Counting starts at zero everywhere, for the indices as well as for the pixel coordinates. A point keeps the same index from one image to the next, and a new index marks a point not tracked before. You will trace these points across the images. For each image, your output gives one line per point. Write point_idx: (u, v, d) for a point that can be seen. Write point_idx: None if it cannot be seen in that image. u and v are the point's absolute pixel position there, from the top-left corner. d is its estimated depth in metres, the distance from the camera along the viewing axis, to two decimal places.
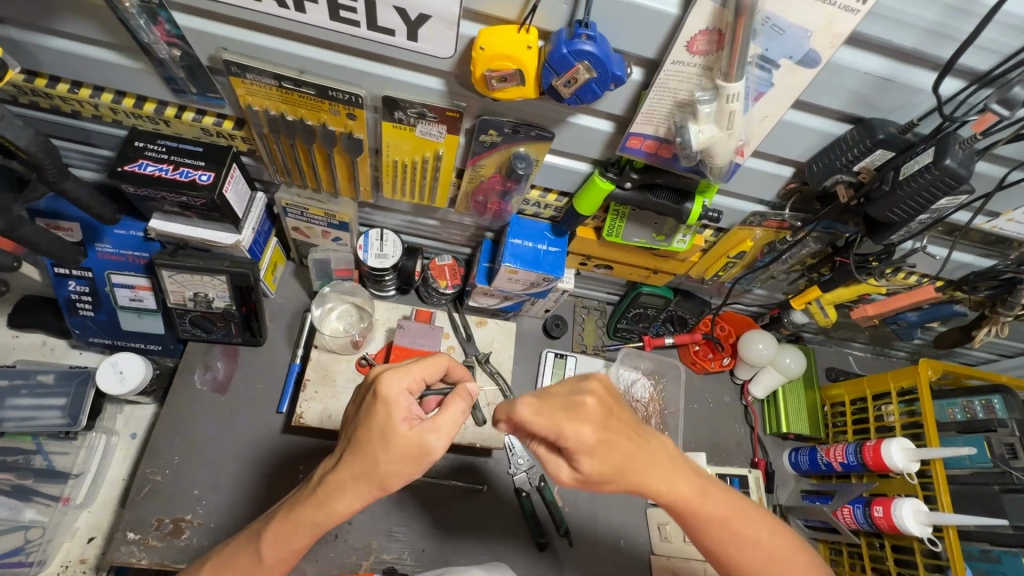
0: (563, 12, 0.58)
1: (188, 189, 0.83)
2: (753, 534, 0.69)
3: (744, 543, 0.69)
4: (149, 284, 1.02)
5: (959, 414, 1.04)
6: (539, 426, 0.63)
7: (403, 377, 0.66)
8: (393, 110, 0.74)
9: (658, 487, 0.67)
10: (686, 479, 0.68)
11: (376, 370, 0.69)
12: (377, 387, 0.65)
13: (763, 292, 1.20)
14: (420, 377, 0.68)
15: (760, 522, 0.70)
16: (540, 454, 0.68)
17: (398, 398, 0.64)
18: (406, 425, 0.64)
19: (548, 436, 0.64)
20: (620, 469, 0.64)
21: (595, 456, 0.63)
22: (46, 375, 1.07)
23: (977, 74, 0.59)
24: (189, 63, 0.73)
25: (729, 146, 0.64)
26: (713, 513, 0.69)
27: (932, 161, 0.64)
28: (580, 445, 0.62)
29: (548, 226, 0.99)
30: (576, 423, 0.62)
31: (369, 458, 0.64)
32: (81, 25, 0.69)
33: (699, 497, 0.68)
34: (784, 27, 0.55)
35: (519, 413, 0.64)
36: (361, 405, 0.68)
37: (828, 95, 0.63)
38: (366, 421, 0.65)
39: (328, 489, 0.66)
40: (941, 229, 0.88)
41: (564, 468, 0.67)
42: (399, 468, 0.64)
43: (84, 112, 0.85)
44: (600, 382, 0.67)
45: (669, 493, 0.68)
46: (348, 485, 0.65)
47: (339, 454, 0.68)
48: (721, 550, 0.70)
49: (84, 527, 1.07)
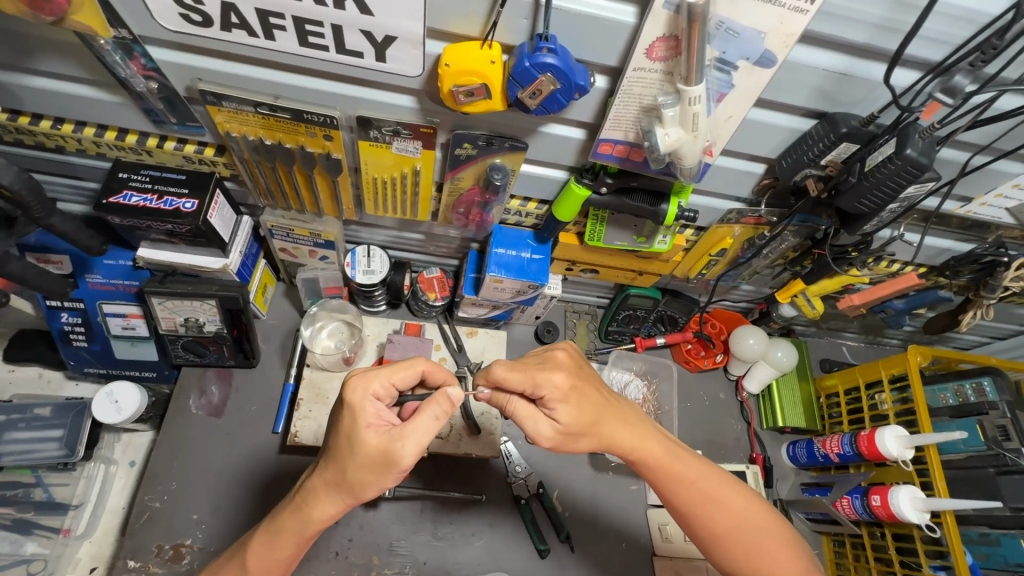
0: (524, 27, 0.60)
1: (173, 216, 0.84)
2: (722, 499, 0.76)
3: (714, 508, 0.76)
4: (141, 311, 1.03)
5: (951, 399, 1.05)
6: (516, 381, 0.70)
7: (377, 383, 0.67)
8: (368, 129, 0.76)
9: (626, 443, 0.75)
10: (652, 442, 0.76)
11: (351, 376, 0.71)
12: (344, 396, 0.66)
13: (751, 287, 1.21)
14: (389, 383, 0.69)
15: (729, 488, 0.77)
16: (519, 415, 0.72)
17: (365, 404, 0.66)
18: (374, 432, 0.65)
19: (524, 391, 0.71)
20: (591, 421, 0.72)
21: (569, 405, 0.71)
22: (43, 408, 1.07)
23: (932, 64, 0.61)
24: (167, 94, 0.74)
25: (696, 148, 0.65)
26: (682, 474, 0.76)
27: (895, 151, 0.66)
28: (554, 393, 0.70)
29: (530, 233, 1.00)
30: (548, 373, 0.71)
31: (335, 461, 0.66)
32: (60, 64, 0.71)
33: (668, 457, 0.76)
34: (738, 30, 0.57)
35: (498, 374, 0.71)
36: (333, 414, 0.69)
37: (791, 93, 0.65)
38: (336, 428, 0.67)
39: (304, 497, 0.69)
40: (916, 217, 0.89)
41: (546, 427, 0.72)
42: (367, 475, 0.65)
43: (68, 146, 0.86)
44: (566, 355, 0.75)
45: (640, 451, 0.76)
46: (320, 493, 0.68)
47: (316, 463, 0.71)
48: (688, 512, 0.77)
49: (86, 557, 1.06)
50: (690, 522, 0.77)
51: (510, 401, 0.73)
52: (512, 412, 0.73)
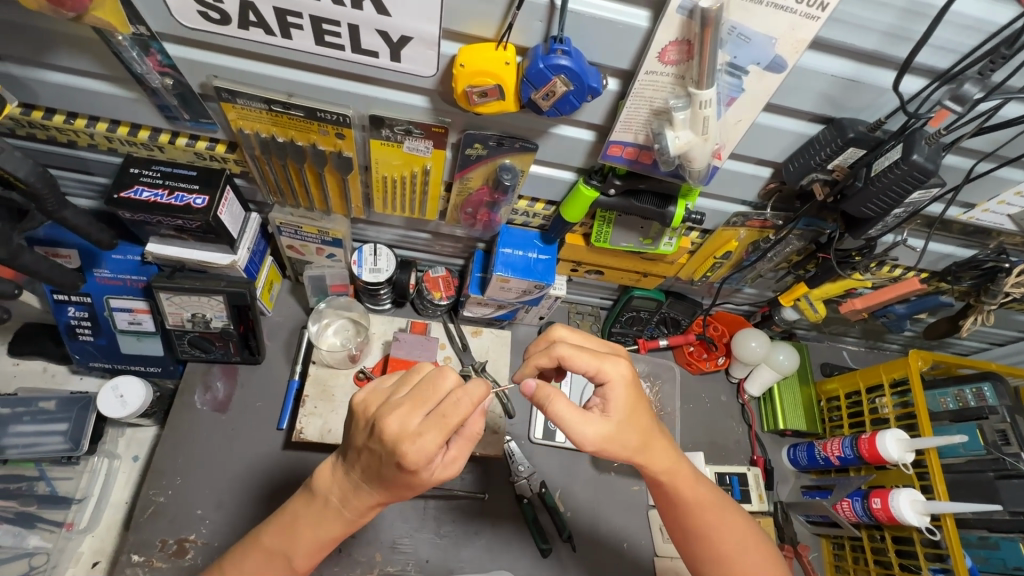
0: (539, 29, 0.61)
1: (183, 212, 0.85)
2: (727, 524, 0.80)
3: (720, 529, 0.79)
4: (148, 306, 1.04)
5: (952, 404, 1.06)
6: (582, 361, 0.74)
7: (461, 453, 0.70)
8: (380, 128, 0.77)
9: (654, 462, 0.76)
10: (682, 463, 0.79)
11: (422, 462, 0.63)
12: (425, 477, 0.66)
13: (753, 290, 1.22)
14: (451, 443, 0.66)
15: (732, 514, 0.81)
16: (568, 414, 0.69)
17: (454, 471, 0.70)
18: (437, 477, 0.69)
19: (588, 373, 0.74)
20: (623, 427, 0.72)
21: (625, 401, 0.73)
22: (48, 402, 1.08)
23: (938, 72, 0.62)
24: (181, 91, 0.75)
25: (706, 151, 0.66)
26: (702, 497, 0.80)
27: (901, 157, 0.67)
28: (616, 383, 0.73)
29: (537, 234, 1.01)
30: (615, 360, 0.74)
31: (402, 497, 0.72)
32: (75, 59, 0.71)
33: (693, 479, 0.80)
34: (750, 35, 0.58)
35: (566, 355, 0.74)
36: (406, 484, 0.67)
37: (798, 98, 0.66)
38: (400, 484, 0.68)
39: (353, 509, 0.74)
40: (919, 222, 0.90)
41: (593, 426, 0.70)
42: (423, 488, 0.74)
43: (80, 141, 0.87)
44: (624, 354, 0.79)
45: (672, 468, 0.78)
46: (367, 506, 0.73)
47: (353, 482, 0.72)
48: (699, 530, 0.79)
49: (88, 552, 1.06)
50: (694, 540, 0.80)
51: (556, 398, 0.69)
52: (554, 413, 0.69)
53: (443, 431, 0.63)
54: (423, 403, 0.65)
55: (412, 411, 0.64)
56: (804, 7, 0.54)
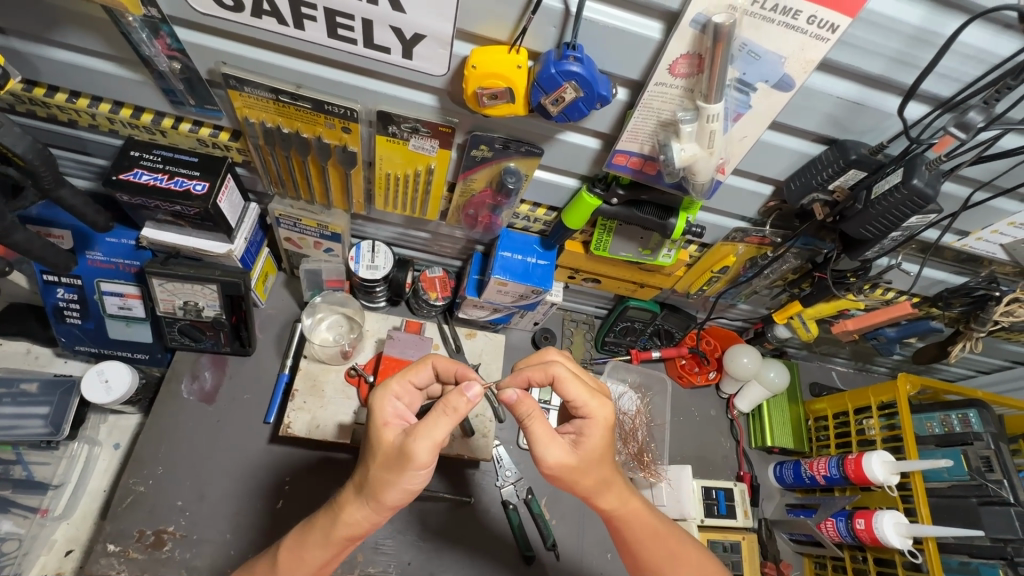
0: (551, 35, 0.61)
1: (182, 198, 0.84)
2: (686, 556, 0.81)
3: (677, 564, 0.80)
4: (139, 292, 1.02)
5: (937, 428, 1.06)
6: (573, 391, 0.74)
7: (431, 427, 0.65)
8: (387, 125, 0.76)
9: (609, 501, 0.77)
10: (634, 502, 0.79)
11: (380, 405, 0.71)
12: (377, 423, 0.69)
13: (747, 307, 1.22)
14: (407, 384, 0.74)
15: (689, 546, 0.82)
16: (538, 436, 0.71)
17: (413, 442, 0.65)
18: (392, 432, 0.69)
19: (572, 403, 0.74)
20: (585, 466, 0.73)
21: (601, 437, 0.73)
22: (30, 384, 1.07)
23: (941, 99, 0.63)
24: (188, 76, 0.75)
25: (710, 164, 0.67)
26: (655, 530, 0.80)
27: (901, 181, 0.68)
28: (598, 421, 0.73)
29: (537, 239, 1.01)
30: (603, 400, 0.74)
31: (368, 474, 0.69)
32: (82, 37, 0.71)
33: (645, 514, 0.80)
34: (760, 53, 0.59)
35: (557, 377, 0.74)
36: (367, 440, 0.71)
37: (804, 118, 0.67)
38: (363, 433, 0.72)
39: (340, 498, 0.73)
40: (914, 247, 0.91)
41: (558, 450, 0.71)
42: (386, 473, 0.67)
43: (81, 121, 0.86)
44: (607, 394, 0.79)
45: (623, 508, 0.78)
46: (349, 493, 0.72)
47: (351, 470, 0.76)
48: (654, 566, 0.80)
49: (62, 540, 1.04)
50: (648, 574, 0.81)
51: (534, 418, 0.71)
52: (528, 432, 0.71)
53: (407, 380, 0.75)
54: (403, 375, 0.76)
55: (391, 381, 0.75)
56: (814, 28, 0.55)
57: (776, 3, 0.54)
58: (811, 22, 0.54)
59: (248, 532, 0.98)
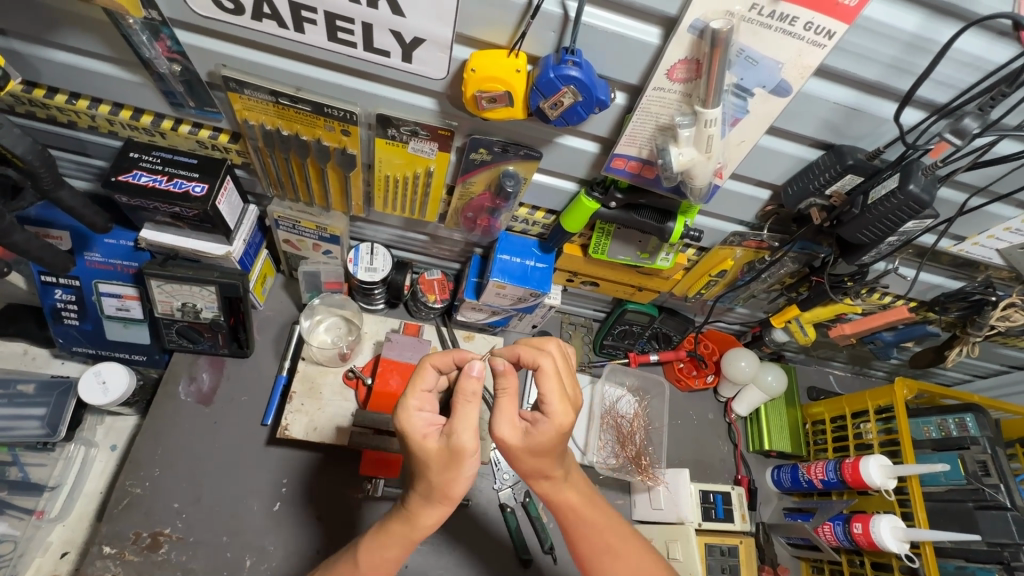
0: (551, 39, 0.62)
1: (181, 200, 0.84)
2: (620, 552, 0.78)
3: (614, 560, 0.78)
4: (137, 293, 1.02)
5: (934, 432, 1.07)
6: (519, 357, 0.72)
7: (500, 419, 0.68)
8: (386, 128, 0.77)
9: (545, 488, 0.77)
10: (578, 490, 0.79)
11: (408, 421, 0.67)
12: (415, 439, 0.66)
13: (745, 310, 1.23)
14: (424, 391, 0.69)
15: (631, 545, 0.80)
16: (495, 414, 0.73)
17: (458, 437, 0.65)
18: (432, 440, 0.67)
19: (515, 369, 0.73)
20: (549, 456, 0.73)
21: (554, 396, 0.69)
22: (27, 385, 1.07)
23: (937, 106, 0.63)
24: (188, 77, 0.75)
25: (708, 169, 0.67)
26: (598, 522, 0.79)
27: (898, 186, 0.68)
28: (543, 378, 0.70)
29: (535, 242, 1.01)
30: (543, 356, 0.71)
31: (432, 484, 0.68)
32: (82, 39, 0.71)
33: (589, 502, 0.80)
34: (757, 58, 0.59)
35: (541, 368, 0.70)
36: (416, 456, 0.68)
37: (801, 123, 0.67)
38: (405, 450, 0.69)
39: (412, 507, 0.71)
40: (911, 252, 0.92)
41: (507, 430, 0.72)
42: (445, 475, 0.67)
43: (81, 122, 0.86)
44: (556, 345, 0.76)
45: (561, 496, 0.78)
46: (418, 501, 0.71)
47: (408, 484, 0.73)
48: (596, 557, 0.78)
49: (58, 542, 1.04)
50: (595, 574, 0.79)
51: (500, 395, 0.72)
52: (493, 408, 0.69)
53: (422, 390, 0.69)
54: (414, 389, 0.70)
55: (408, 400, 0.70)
56: (811, 34, 0.55)
57: (773, 10, 0.54)
58: (808, 28, 0.55)
59: (245, 535, 0.98)
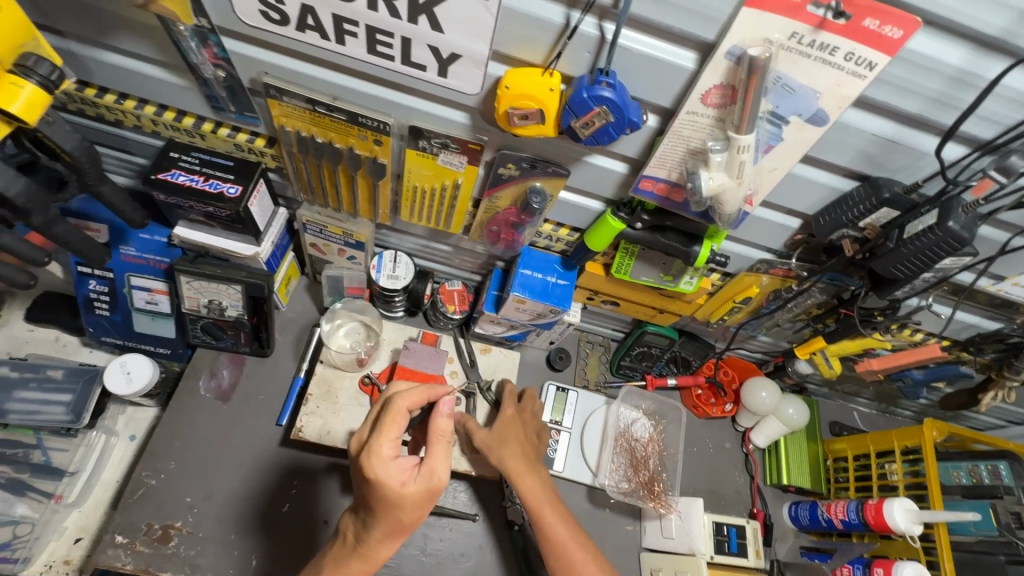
0: (585, 60, 0.62)
1: (216, 200, 0.86)
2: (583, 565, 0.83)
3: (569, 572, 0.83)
4: (166, 288, 1.05)
5: (964, 478, 1.02)
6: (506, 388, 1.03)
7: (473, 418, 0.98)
8: (418, 139, 0.78)
9: (524, 483, 0.88)
10: (548, 498, 0.88)
11: (383, 472, 0.69)
12: (394, 486, 0.68)
13: (768, 339, 1.20)
14: (395, 437, 0.72)
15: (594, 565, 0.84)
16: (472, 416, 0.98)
17: (435, 478, 0.70)
18: (406, 483, 0.69)
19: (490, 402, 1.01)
20: (500, 441, 0.94)
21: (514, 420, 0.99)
22: (56, 370, 1.09)
23: (981, 141, 0.62)
24: (231, 83, 0.77)
25: (738, 195, 0.66)
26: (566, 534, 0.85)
27: (936, 223, 0.66)
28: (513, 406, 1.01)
29: (557, 258, 1.01)
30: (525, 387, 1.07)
31: (400, 521, 0.71)
32: (135, 43, 0.74)
33: (566, 519, 0.87)
34: (795, 87, 0.58)
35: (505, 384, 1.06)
36: (382, 498, 0.69)
37: (837, 153, 0.66)
38: (368, 496, 0.70)
39: (369, 546, 0.73)
40: (946, 289, 0.89)
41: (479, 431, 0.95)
42: (416, 512, 0.71)
43: (126, 122, 0.89)
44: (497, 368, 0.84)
45: (528, 494, 0.88)
46: (379, 539, 0.73)
47: (361, 517, 0.74)
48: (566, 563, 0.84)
49: (73, 527, 1.06)
50: None
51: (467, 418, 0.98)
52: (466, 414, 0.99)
53: (393, 437, 0.72)
54: (390, 429, 0.72)
55: (382, 441, 0.71)
56: (851, 65, 0.54)
57: (814, 39, 0.54)
58: (849, 59, 0.54)
59: (253, 534, 0.98)
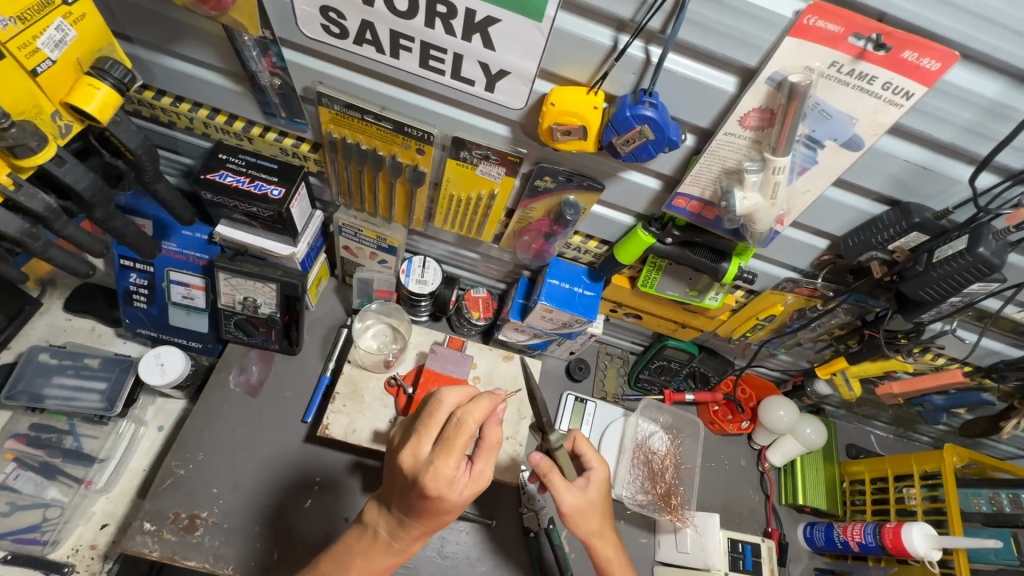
0: (629, 80, 0.65)
1: (261, 201, 0.90)
2: None
3: None
4: (203, 284, 1.09)
5: (984, 506, 1.02)
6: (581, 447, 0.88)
7: (561, 487, 0.82)
8: (459, 150, 0.81)
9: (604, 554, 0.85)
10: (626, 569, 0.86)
11: (446, 489, 0.68)
12: (455, 498, 0.69)
13: (788, 358, 1.21)
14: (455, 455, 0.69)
15: None
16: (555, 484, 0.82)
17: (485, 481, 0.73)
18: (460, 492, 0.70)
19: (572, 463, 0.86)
20: (586, 513, 0.83)
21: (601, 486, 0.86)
22: (93, 359, 1.13)
23: (1011, 171, 0.64)
24: (285, 91, 0.81)
25: (771, 215, 0.69)
26: None
27: (965, 248, 0.68)
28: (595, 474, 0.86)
29: (584, 270, 1.03)
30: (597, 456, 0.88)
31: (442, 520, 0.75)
32: (198, 50, 0.78)
33: None
34: (831, 113, 0.61)
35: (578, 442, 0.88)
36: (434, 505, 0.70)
37: (869, 177, 0.68)
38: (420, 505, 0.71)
39: (401, 541, 0.78)
40: (970, 314, 0.90)
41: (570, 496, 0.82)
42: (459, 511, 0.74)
43: (179, 123, 0.93)
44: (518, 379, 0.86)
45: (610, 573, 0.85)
46: (413, 536, 0.78)
47: (396, 516, 0.76)
48: None
49: (100, 513, 1.08)
50: None
51: (551, 472, 0.82)
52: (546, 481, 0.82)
53: (454, 455, 0.69)
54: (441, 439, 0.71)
55: (428, 446, 0.70)
56: (889, 94, 0.57)
57: (852, 69, 0.56)
58: (886, 88, 0.56)
59: (275, 527, 1.00)
